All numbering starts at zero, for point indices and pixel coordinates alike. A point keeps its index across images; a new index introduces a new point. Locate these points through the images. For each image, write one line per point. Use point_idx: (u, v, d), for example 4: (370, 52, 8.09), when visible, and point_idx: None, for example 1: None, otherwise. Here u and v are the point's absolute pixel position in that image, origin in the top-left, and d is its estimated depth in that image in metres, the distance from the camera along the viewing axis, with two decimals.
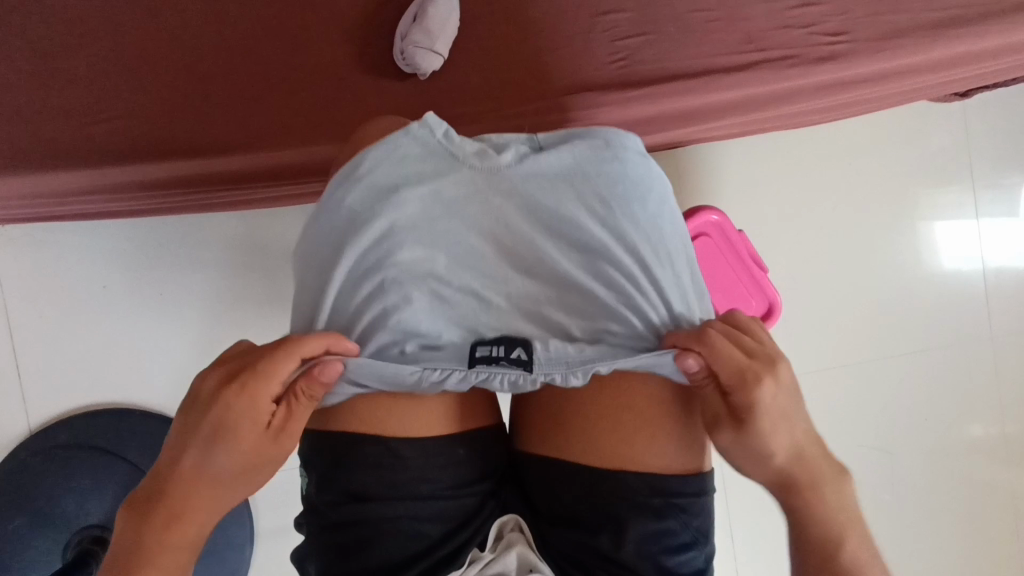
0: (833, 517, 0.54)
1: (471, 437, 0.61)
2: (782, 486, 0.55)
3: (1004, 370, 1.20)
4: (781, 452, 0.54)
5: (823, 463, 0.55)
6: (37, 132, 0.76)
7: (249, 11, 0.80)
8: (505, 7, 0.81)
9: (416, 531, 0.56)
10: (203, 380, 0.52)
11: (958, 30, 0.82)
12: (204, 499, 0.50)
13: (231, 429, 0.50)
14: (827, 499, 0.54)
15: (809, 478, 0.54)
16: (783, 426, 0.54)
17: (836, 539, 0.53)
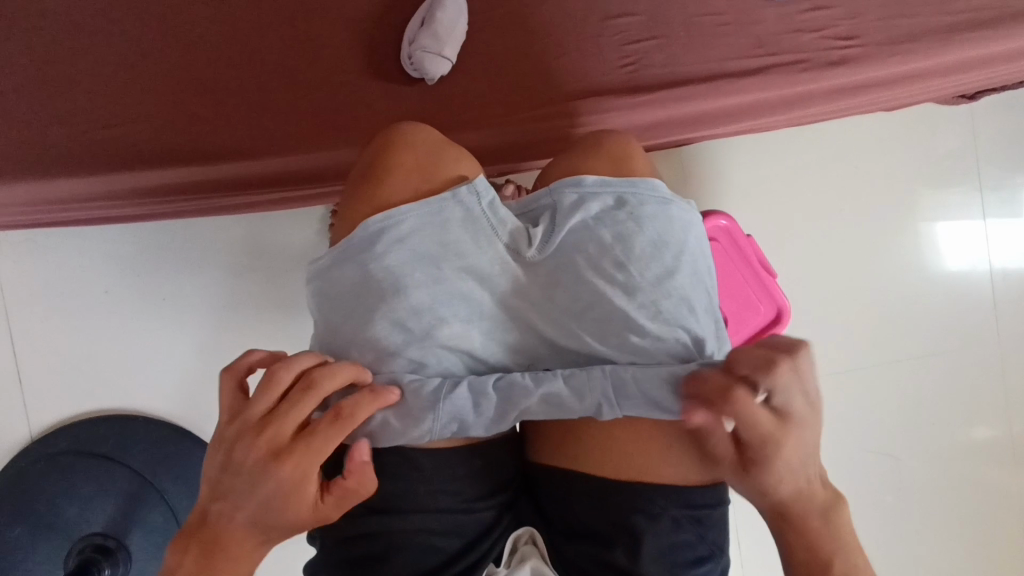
0: (827, 548, 0.53)
1: (489, 448, 0.59)
2: (775, 515, 0.54)
3: (1010, 374, 1.19)
4: (786, 492, 0.53)
5: (824, 496, 0.54)
6: (40, 137, 0.75)
7: (255, 15, 0.79)
8: (513, 11, 0.80)
9: (430, 545, 0.55)
10: (246, 445, 0.50)
11: (970, 34, 0.82)
12: (244, 543, 0.49)
13: (290, 496, 0.49)
14: (823, 532, 0.53)
15: (805, 512, 0.53)
16: (795, 472, 0.52)
17: (826, 568, 0.52)
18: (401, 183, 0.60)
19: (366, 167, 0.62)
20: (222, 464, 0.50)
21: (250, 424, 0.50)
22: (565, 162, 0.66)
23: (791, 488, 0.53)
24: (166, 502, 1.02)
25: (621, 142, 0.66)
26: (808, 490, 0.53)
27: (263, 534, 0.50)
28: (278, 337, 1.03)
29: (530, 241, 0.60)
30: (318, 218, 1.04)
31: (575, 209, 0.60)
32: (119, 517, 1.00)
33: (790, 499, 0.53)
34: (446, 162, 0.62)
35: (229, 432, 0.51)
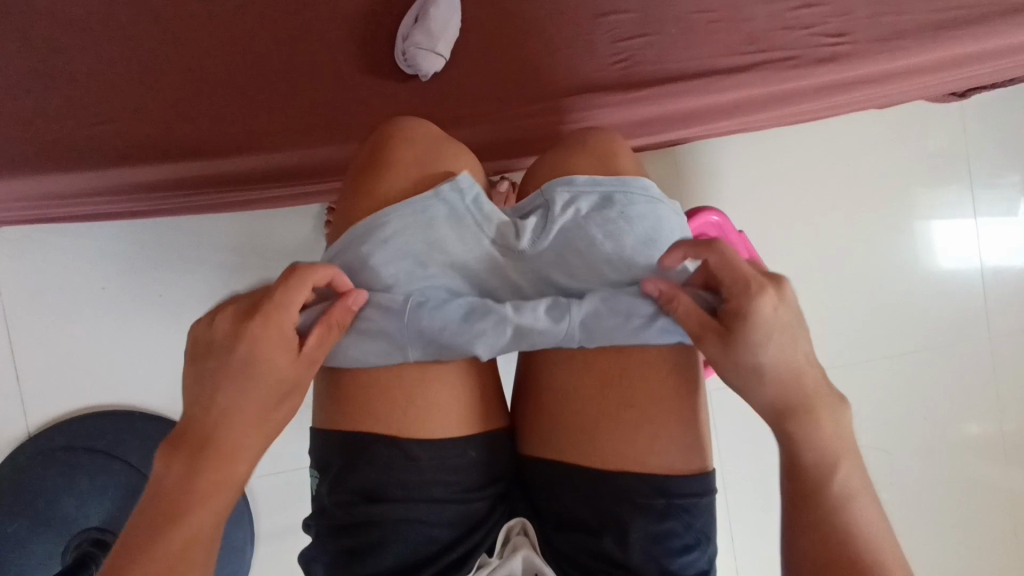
0: (825, 448, 0.54)
1: (483, 439, 0.60)
2: (773, 411, 0.55)
3: (1002, 370, 1.20)
4: (783, 369, 0.55)
5: (823, 389, 0.56)
6: (37, 132, 0.75)
7: (249, 12, 0.79)
8: (506, 8, 0.81)
9: (424, 534, 0.56)
10: (216, 322, 0.52)
11: (959, 31, 0.83)
12: (236, 432, 0.51)
13: (261, 356, 0.51)
14: (825, 423, 0.55)
15: (803, 405, 0.55)
16: (787, 340, 0.55)
17: (825, 472, 0.53)
18: (400, 178, 0.61)
19: (366, 161, 0.63)
20: (195, 354, 0.52)
21: (217, 308, 0.53)
22: (553, 159, 0.66)
23: (782, 371, 0.55)
24: None
25: (607, 140, 0.67)
26: (801, 380, 0.55)
27: (242, 405, 0.51)
28: None
29: (519, 234, 0.61)
30: (314, 215, 1.05)
31: (566, 208, 0.61)
32: (116, 512, 1.01)
33: (785, 386, 0.55)
34: (444, 158, 0.63)
35: (199, 324, 0.53)
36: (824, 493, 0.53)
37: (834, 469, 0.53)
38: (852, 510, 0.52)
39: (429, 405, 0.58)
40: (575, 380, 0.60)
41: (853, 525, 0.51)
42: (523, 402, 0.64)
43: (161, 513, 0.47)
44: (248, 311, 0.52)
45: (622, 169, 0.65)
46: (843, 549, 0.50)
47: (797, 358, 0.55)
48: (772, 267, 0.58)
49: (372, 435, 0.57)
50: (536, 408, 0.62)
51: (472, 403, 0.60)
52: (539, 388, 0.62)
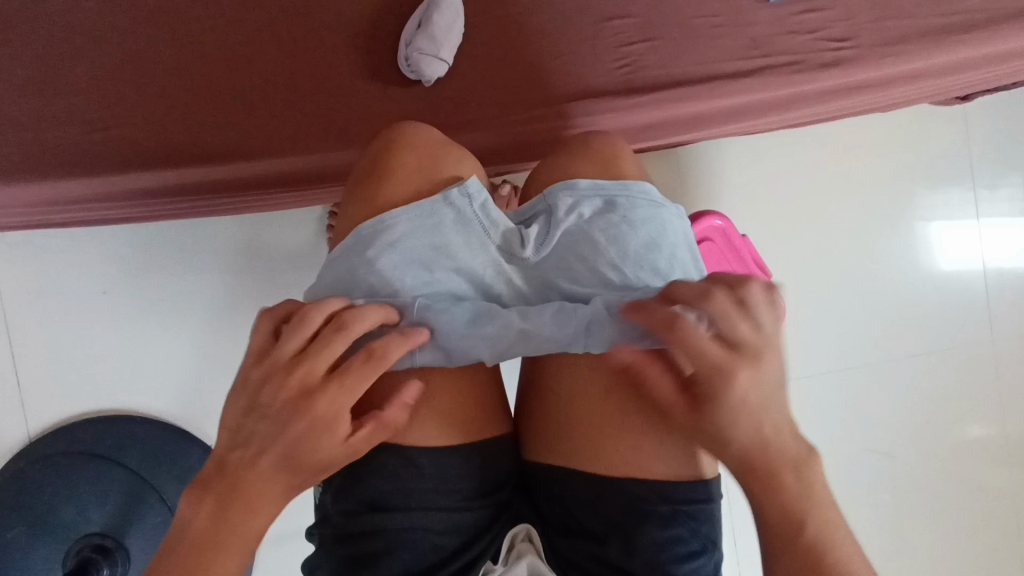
0: (802, 514, 0.48)
1: (485, 446, 0.60)
2: (744, 473, 0.51)
3: (1005, 372, 1.20)
4: (749, 439, 0.50)
5: (801, 455, 0.51)
6: (38, 139, 0.75)
7: (251, 17, 0.79)
8: (508, 13, 0.81)
9: (428, 542, 0.56)
10: (275, 387, 0.50)
11: (962, 35, 0.82)
12: (266, 495, 0.49)
13: (316, 435, 0.50)
14: (797, 495, 0.49)
15: (775, 469, 0.50)
16: (756, 415, 0.51)
17: (802, 542, 0.47)
18: (402, 185, 0.61)
19: (369, 167, 0.63)
20: (248, 406, 0.51)
21: (276, 366, 0.51)
22: (556, 164, 0.66)
23: (752, 436, 0.51)
24: (164, 501, 1.02)
25: (611, 146, 0.66)
26: (777, 445, 0.51)
27: (283, 477, 0.50)
28: None
29: (524, 242, 0.61)
30: (316, 219, 1.04)
31: (570, 213, 0.61)
32: (117, 518, 1.00)
33: (755, 450, 0.50)
34: (445, 162, 0.63)
35: (256, 375, 0.51)
36: (800, 565, 0.47)
37: (807, 541, 0.47)
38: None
39: (431, 413, 0.58)
40: (580, 385, 0.60)
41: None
42: (526, 408, 0.64)
43: (192, 534, 0.47)
44: (313, 387, 0.50)
45: (626, 175, 0.64)
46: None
47: (770, 423, 0.51)
48: (768, 332, 0.52)
49: (377, 443, 0.57)
50: (539, 414, 0.62)
51: (474, 410, 0.60)
52: (541, 396, 0.62)
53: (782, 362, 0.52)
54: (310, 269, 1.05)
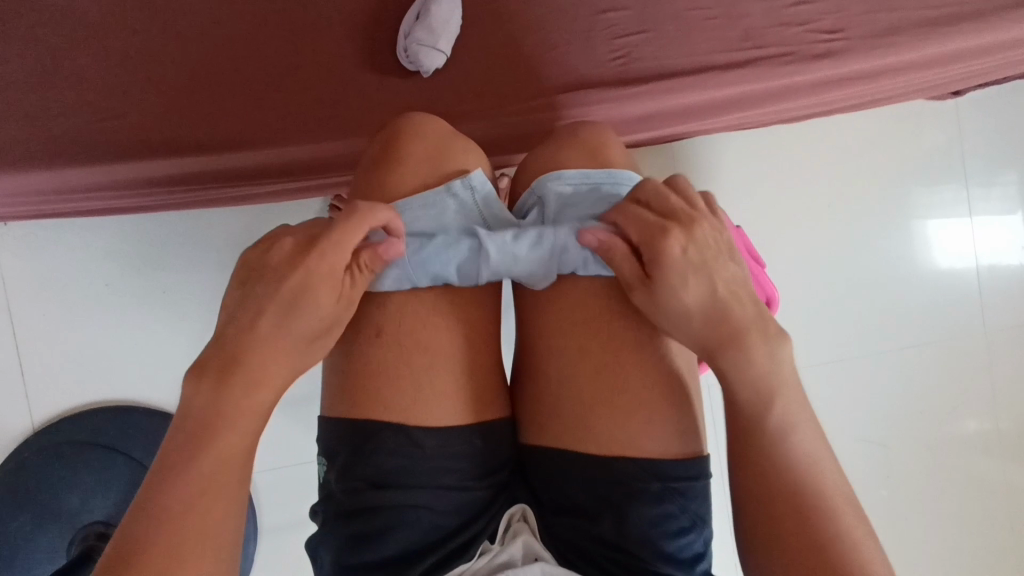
0: (761, 378, 0.54)
1: (484, 427, 0.61)
2: (712, 343, 0.56)
3: (997, 365, 1.22)
4: (706, 307, 0.56)
5: (753, 321, 0.56)
6: (43, 127, 0.77)
7: (253, 9, 0.80)
8: (506, 5, 0.82)
9: (427, 520, 0.57)
10: (272, 254, 0.54)
11: (951, 28, 0.84)
12: (264, 367, 0.51)
13: (310, 291, 0.53)
14: (757, 355, 0.54)
15: (734, 333, 0.55)
16: (704, 277, 0.56)
17: (761, 403, 0.53)
18: (409, 171, 0.63)
19: (377, 155, 0.65)
20: (245, 279, 0.54)
21: (274, 238, 0.55)
22: (547, 152, 0.67)
23: (707, 308, 0.56)
24: None
25: (601, 135, 0.68)
26: (731, 315, 0.56)
27: (281, 337, 0.52)
28: None
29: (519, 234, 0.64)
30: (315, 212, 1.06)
31: (560, 204, 0.63)
32: (119, 506, 1.02)
33: (713, 322, 0.56)
34: (453, 153, 0.65)
35: (251, 254, 0.55)
36: (762, 427, 0.53)
37: (770, 404, 0.53)
38: (792, 443, 0.52)
39: (432, 393, 0.59)
40: (574, 368, 0.61)
41: (790, 458, 0.51)
42: (520, 391, 0.65)
43: (192, 436, 0.48)
44: (308, 247, 0.54)
45: (615, 162, 0.66)
46: (783, 480, 0.51)
47: (721, 293, 0.56)
48: (696, 206, 0.59)
49: (380, 423, 0.58)
50: (534, 396, 0.63)
51: (473, 390, 0.61)
52: (537, 378, 0.63)
53: (715, 228, 0.59)
54: None
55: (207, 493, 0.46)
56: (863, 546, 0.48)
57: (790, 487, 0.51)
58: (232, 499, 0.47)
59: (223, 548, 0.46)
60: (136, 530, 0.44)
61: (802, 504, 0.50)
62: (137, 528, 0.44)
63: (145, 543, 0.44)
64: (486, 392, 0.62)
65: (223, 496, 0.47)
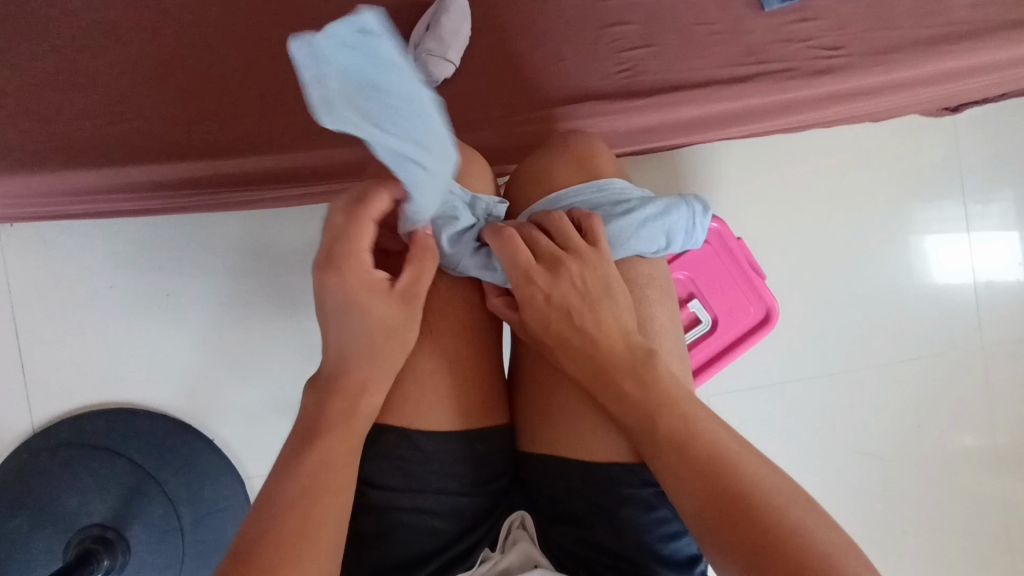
0: (649, 404, 0.56)
1: (487, 435, 0.61)
2: (590, 381, 0.58)
3: (994, 380, 1.22)
4: (580, 348, 0.59)
5: (631, 354, 0.58)
6: (58, 131, 0.78)
7: (266, 18, 0.82)
8: (512, 18, 0.83)
9: (427, 525, 0.57)
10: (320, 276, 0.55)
11: (950, 46, 0.86)
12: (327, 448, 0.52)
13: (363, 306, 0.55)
14: (635, 389, 0.57)
15: (607, 371, 0.58)
16: (576, 319, 0.59)
17: (652, 425, 0.55)
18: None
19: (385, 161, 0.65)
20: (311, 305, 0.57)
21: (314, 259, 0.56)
22: (545, 162, 0.68)
23: (579, 349, 0.59)
24: (166, 494, 1.04)
25: (594, 145, 0.69)
26: (608, 350, 0.58)
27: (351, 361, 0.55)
28: (280, 335, 1.05)
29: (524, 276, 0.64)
30: (320, 217, 1.07)
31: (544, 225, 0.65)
32: (118, 509, 1.02)
33: (591, 361, 0.58)
34: (459, 162, 0.66)
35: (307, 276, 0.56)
36: (664, 452, 0.54)
37: (655, 429, 0.55)
38: (690, 455, 0.53)
39: (436, 398, 0.60)
40: (558, 377, 0.62)
41: (698, 471, 0.52)
42: (516, 398, 0.65)
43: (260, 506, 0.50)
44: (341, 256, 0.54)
45: (606, 171, 0.67)
46: (696, 491, 0.51)
47: (597, 328, 0.59)
48: (568, 244, 0.60)
49: (383, 425, 0.59)
50: (528, 403, 0.64)
51: (478, 396, 0.61)
52: (531, 388, 0.64)
53: (591, 266, 0.59)
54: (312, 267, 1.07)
55: (314, 489, 0.50)
56: (797, 534, 0.47)
57: (707, 498, 0.51)
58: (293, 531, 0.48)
59: (324, 544, 0.48)
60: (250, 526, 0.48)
61: (729, 508, 0.49)
62: (252, 521, 0.48)
63: (264, 537, 0.47)
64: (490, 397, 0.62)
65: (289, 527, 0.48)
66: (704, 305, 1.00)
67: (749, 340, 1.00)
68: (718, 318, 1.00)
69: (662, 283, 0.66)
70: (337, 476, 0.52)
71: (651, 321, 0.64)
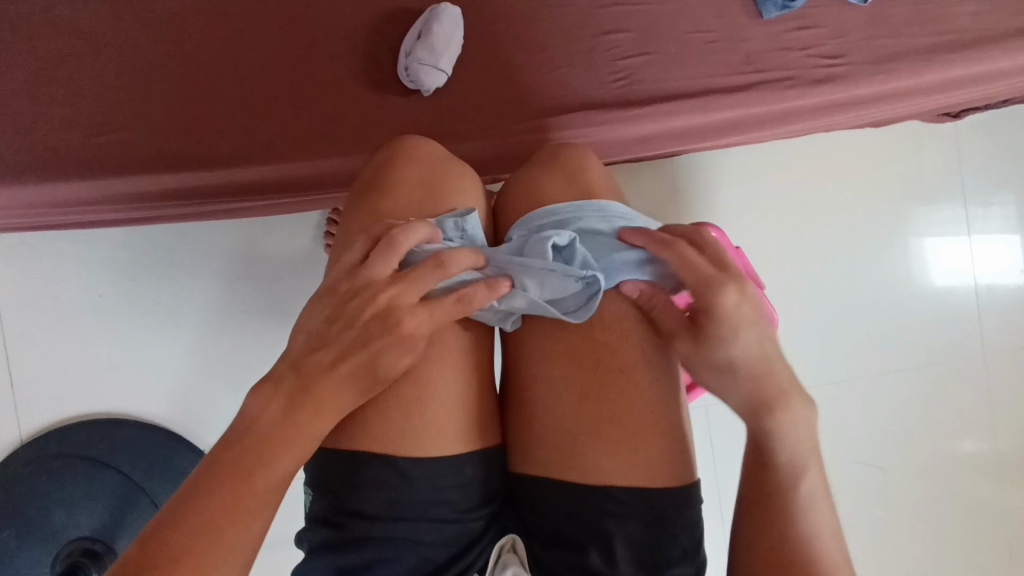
0: (799, 444, 0.55)
1: (480, 457, 0.60)
2: (754, 396, 0.56)
3: (996, 387, 1.21)
4: (747, 362, 0.57)
5: (793, 384, 0.57)
6: (41, 140, 0.76)
7: (255, 26, 0.80)
8: (507, 26, 0.82)
9: (417, 553, 0.56)
10: (358, 298, 0.56)
11: (951, 55, 0.84)
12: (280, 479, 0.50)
13: (397, 349, 0.55)
14: (795, 421, 0.55)
15: (775, 394, 0.56)
16: (753, 333, 0.57)
17: (793, 468, 0.55)
18: (403, 197, 0.62)
19: (372, 179, 0.64)
20: (332, 318, 0.56)
21: (353, 281, 0.56)
22: (536, 178, 0.67)
23: (752, 363, 0.57)
24: (155, 506, 1.02)
25: (585, 155, 0.69)
26: (774, 375, 0.57)
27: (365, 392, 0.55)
28: (271, 343, 1.04)
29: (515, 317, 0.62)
30: (312, 225, 1.05)
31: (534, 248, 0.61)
32: (107, 522, 1.00)
33: (756, 379, 0.56)
34: (449, 176, 0.64)
35: (341, 290, 0.56)
36: (784, 496, 0.54)
37: (798, 471, 0.54)
38: (811, 514, 0.53)
39: (424, 419, 0.58)
40: (553, 400, 0.60)
41: (810, 529, 0.52)
42: (506, 419, 0.64)
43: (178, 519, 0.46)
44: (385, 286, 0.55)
45: (597, 181, 0.67)
46: (795, 551, 0.52)
47: (764, 354, 0.57)
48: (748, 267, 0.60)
49: (369, 453, 0.57)
50: (519, 424, 0.62)
51: (471, 416, 0.60)
52: (522, 408, 0.62)
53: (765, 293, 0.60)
54: (304, 276, 1.05)
55: (241, 513, 0.47)
56: None
57: (803, 560, 0.51)
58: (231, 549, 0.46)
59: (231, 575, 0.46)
60: (168, 544, 0.44)
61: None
62: (172, 540, 0.45)
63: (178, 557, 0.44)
64: (484, 417, 0.62)
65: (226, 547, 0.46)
66: None
67: None
68: None
69: None
70: (259, 501, 0.48)
71: None
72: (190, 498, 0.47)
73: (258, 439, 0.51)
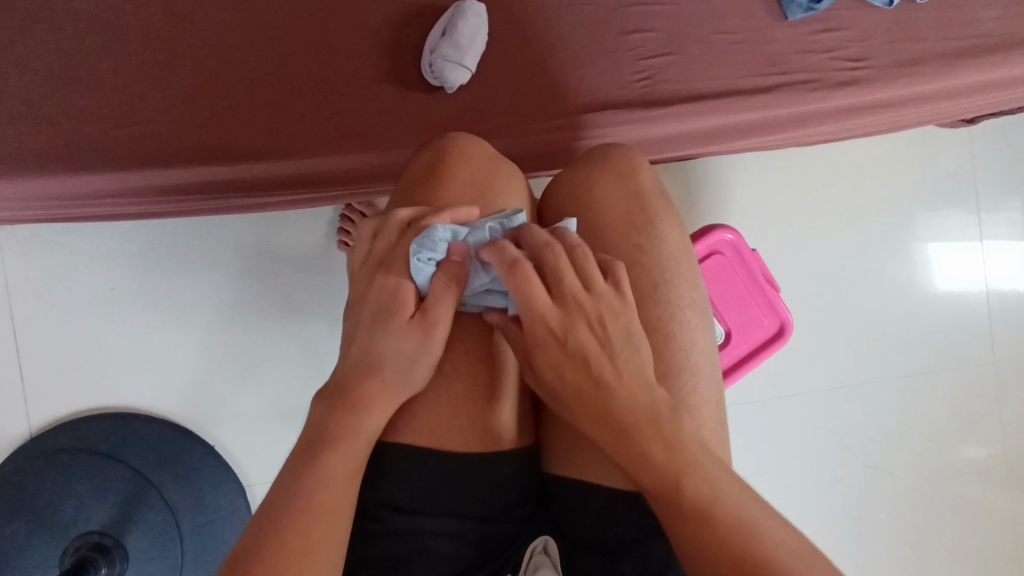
0: (675, 462, 0.50)
1: (519, 456, 0.59)
2: (604, 435, 0.51)
3: (1004, 392, 1.21)
4: (588, 395, 0.52)
5: (639, 406, 0.51)
6: (62, 133, 0.75)
7: (278, 19, 0.79)
8: (531, 23, 0.81)
9: (451, 553, 0.56)
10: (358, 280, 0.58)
11: (974, 59, 0.84)
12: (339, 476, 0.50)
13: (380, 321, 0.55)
14: (651, 443, 0.50)
15: (623, 424, 0.51)
16: (604, 357, 0.52)
17: (674, 487, 0.49)
18: (454, 193, 0.61)
19: (428, 165, 0.64)
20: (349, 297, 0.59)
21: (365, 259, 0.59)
22: (585, 177, 0.67)
23: (592, 392, 0.52)
24: (166, 501, 1.02)
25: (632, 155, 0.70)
26: (626, 402, 0.51)
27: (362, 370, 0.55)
28: (282, 340, 1.04)
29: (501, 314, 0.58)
30: (327, 221, 1.05)
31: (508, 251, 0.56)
32: (117, 516, 1.00)
33: (607, 416, 0.51)
34: (499, 179, 0.64)
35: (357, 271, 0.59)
36: (679, 510, 0.48)
37: (678, 484, 0.49)
38: (718, 514, 0.47)
39: (462, 416, 0.58)
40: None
41: (726, 519, 0.47)
42: (540, 419, 0.64)
43: (264, 519, 0.47)
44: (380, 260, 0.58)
45: (645, 180, 0.68)
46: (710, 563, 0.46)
47: (609, 380, 0.52)
48: (596, 289, 0.53)
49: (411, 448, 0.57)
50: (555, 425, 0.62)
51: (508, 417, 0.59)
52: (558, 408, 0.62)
53: (618, 314, 0.53)
54: (317, 272, 1.05)
55: (310, 514, 0.47)
56: None
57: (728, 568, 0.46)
58: (308, 544, 0.46)
59: (321, 575, 0.46)
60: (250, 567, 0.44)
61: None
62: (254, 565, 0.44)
63: (263, 559, 0.45)
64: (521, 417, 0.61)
65: (300, 543, 0.46)
66: (717, 317, 0.99)
67: (764, 353, 0.98)
68: (731, 331, 0.98)
69: (702, 307, 0.65)
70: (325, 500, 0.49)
71: (695, 350, 0.63)
72: (267, 523, 0.47)
73: (312, 441, 0.51)
